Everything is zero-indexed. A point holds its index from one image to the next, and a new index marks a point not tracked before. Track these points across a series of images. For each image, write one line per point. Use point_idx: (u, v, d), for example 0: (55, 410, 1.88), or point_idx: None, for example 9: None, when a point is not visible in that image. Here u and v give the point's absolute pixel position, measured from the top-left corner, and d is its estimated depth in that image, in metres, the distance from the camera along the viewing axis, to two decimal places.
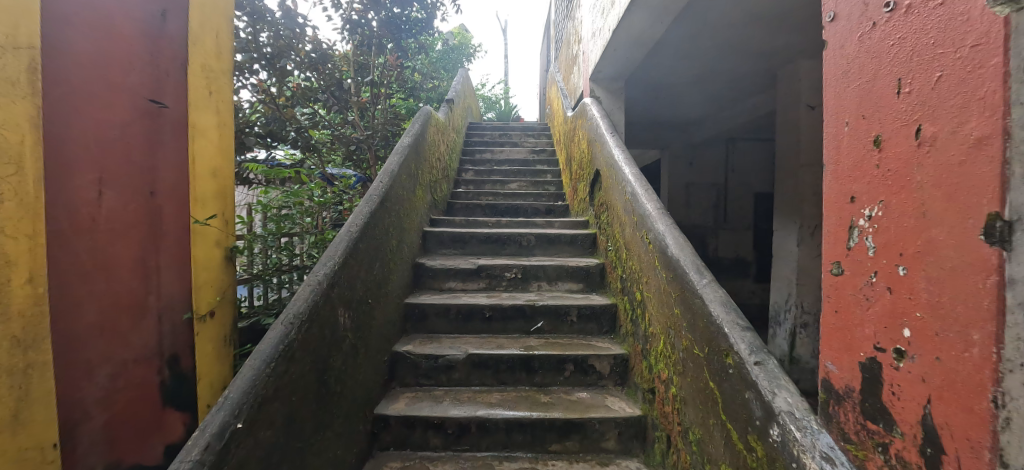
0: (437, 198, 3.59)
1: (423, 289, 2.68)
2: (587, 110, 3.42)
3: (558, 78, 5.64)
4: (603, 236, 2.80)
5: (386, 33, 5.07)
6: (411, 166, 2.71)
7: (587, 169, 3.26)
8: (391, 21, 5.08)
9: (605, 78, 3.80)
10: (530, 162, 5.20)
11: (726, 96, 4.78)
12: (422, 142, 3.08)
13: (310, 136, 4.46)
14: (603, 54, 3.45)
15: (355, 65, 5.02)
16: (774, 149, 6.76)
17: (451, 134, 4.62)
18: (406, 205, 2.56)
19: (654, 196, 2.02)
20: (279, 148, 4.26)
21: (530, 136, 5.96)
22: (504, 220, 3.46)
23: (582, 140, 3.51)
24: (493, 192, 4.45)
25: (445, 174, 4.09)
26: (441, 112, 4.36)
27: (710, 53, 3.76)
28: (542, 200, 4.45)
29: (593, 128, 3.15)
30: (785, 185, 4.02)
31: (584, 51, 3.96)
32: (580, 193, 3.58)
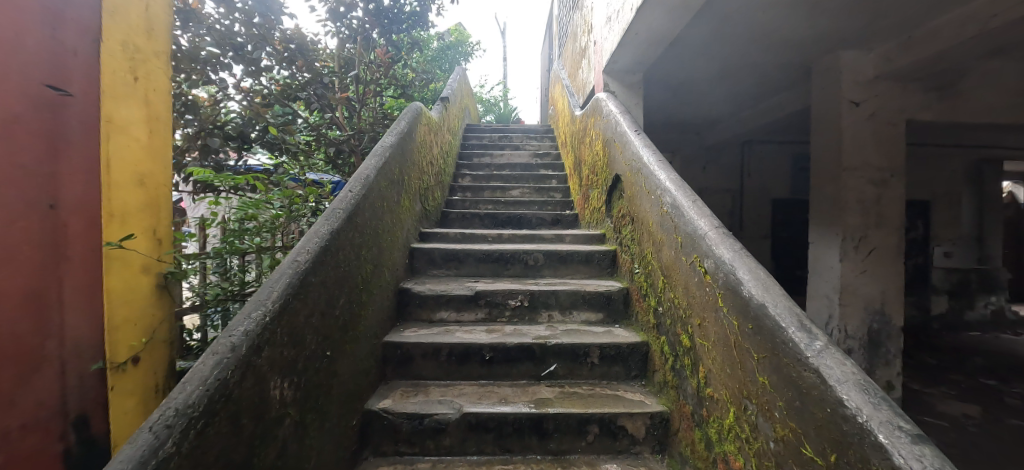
0: (428, 208, 3.11)
1: (408, 321, 2.19)
2: (603, 106, 2.94)
3: (564, 75, 5.17)
4: (627, 256, 2.31)
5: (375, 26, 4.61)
6: (394, 170, 2.22)
7: (604, 173, 2.79)
8: (380, 12, 4.62)
9: (619, 73, 3.30)
10: (533, 166, 4.73)
11: (750, 94, 4.34)
12: (410, 141, 2.59)
13: (287, 138, 3.98)
14: (617, 43, 2.98)
15: (341, 60, 4.55)
16: (794, 152, 6.30)
17: (447, 136, 4.14)
18: (387, 218, 2.07)
19: (705, 209, 1.53)
20: (251, 150, 3.78)
21: (533, 139, 5.49)
22: (506, 233, 2.98)
23: (596, 140, 3.03)
24: (492, 200, 3.98)
25: (439, 180, 3.61)
26: (435, 110, 3.86)
27: (740, 43, 3.32)
28: (547, 209, 3.99)
29: (611, 126, 2.67)
30: (823, 193, 3.55)
31: (595, 42, 3.47)
32: (593, 202, 3.10)
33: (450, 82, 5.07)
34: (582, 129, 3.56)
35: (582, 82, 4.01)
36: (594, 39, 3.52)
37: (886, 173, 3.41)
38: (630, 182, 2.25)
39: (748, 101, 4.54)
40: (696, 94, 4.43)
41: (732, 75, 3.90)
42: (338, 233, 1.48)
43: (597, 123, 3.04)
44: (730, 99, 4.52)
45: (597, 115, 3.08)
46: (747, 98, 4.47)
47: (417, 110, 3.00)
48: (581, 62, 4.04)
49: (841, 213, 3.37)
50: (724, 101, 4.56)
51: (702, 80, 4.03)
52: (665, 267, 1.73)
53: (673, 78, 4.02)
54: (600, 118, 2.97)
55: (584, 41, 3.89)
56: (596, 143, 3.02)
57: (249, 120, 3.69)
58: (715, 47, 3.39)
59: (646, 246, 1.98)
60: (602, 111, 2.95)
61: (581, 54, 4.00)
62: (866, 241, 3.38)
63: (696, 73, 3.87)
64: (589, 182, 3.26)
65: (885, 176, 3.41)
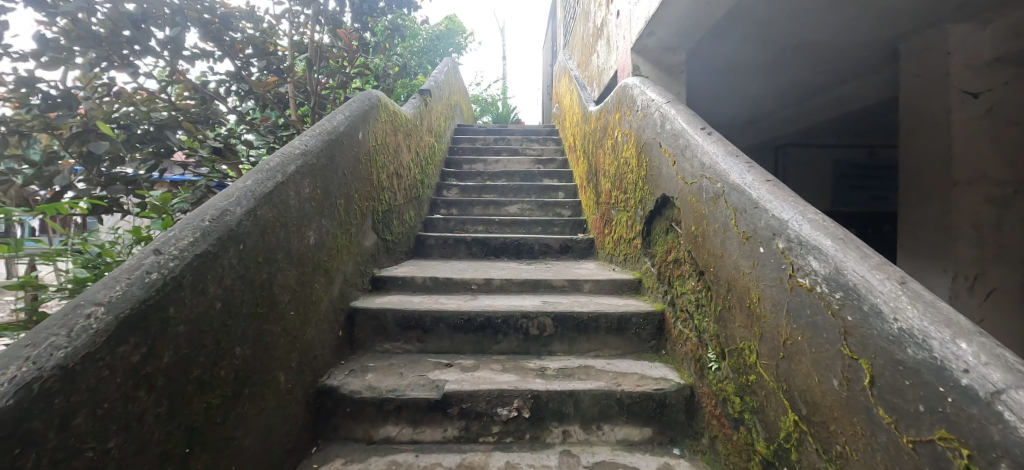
0: (391, 240, 2.23)
1: (329, 444, 1.32)
2: (636, 94, 2.06)
3: (573, 67, 4.28)
4: (688, 327, 1.45)
5: (342, 6, 3.72)
6: (310, 190, 1.34)
7: (639, 191, 1.92)
8: None
9: (654, 54, 2.33)
10: (535, 175, 3.86)
11: (807, 87, 3.45)
12: (352, 142, 1.70)
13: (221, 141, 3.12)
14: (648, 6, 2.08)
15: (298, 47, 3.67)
16: (838, 157, 5.39)
17: (426, 137, 3.27)
18: (287, 278, 1.19)
19: (942, 311, 0.67)
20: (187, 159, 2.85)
21: (534, 142, 4.61)
22: (496, 275, 2.10)
23: (624, 143, 2.17)
24: (483, 219, 3.11)
25: (413, 196, 2.75)
26: (410, 104, 2.97)
27: (816, 17, 2.43)
28: (553, 231, 3.11)
29: (649, 120, 1.80)
30: (922, 216, 2.67)
31: (619, 12, 2.54)
32: (619, 228, 2.25)
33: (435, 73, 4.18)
34: (600, 128, 2.68)
35: (597, 70, 3.11)
36: (616, 9, 2.58)
37: (1009, 189, 2.53)
38: (692, 211, 1.39)
39: (800, 98, 3.67)
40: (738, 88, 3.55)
41: (792, 60, 3.02)
42: (70, 374, 0.63)
43: (625, 119, 2.18)
44: (778, 95, 3.64)
45: (624, 106, 2.22)
46: (801, 94, 3.59)
47: (378, 96, 2.13)
48: (597, 44, 3.12)
49: (951, 243, 2.48)
50: (771, 98, 3.69)
51: (753, 68, 3.11)
52: (800, 398, 0.88)
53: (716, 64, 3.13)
54: (631, 109, 2.10)
55: (601, 16, 2.97)
56: (624, 145, 2.17)
57: (149, 119, 2.71)
58: (785, 18, 2.44)
59: (739, 331, 1.12)
60: (633, 99, 2.08)
61: (597, 34, 3.09)
62: (983, 281, 2.49)
63: (746, 57, 2.99)
64: (612, 199, 2.39)
65: (1008, 193, 2.52)
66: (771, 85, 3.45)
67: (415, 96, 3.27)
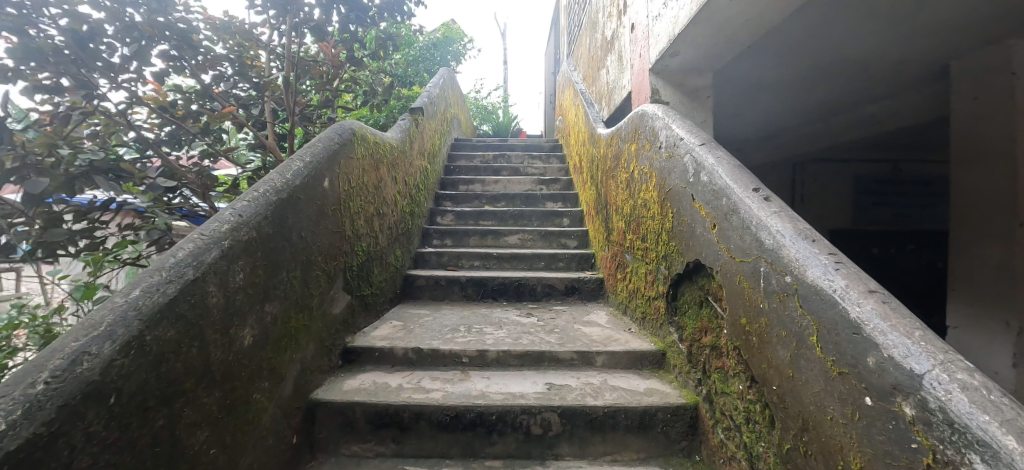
0: (370, 293, 1.92)
1: None
2: (657, 126, 1.74)
3: (578, 79, 3.96)
4: (732, 442, 1.14)
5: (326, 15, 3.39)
6: (244, 276, 1.02)
7: (663, 245, 1.60)
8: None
9: (676, 76, 1.99)
10: (537, 198, 3.54)
11: (838, 105, 3.12)
12: (314, 195, 1.38)
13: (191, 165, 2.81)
14: (670, 24, 1.75)
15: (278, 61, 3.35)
16: (861, 172, 5.05)
17: (417, 161, 2.97)
18: (200, 409, 0.88)
19: None
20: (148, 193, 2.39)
21: (536, 159, 4.30)
22: (491, 339, 1.78)
23: (643, 182, 1.85)
24: (480, 253, 2.80)
25: (399, 233, 2.44)
26: (398, 127, 2.66)
27: (861, 35, 2.10)
28: (557, 266, 2.79)
29: (677, 164, 1.48)
30: (980, 257, 2.35)
31: (634, 25, 2.20)
32: (635, 278, 1.94)
33: (429, 86, 3.87)
34: (612, 156, 2.36)
35: (606, 88, 2.79)
36: (630, 21, 2.25)
37: None
38: (741, 299, 1.08)
39: (828, 115, 3.34)
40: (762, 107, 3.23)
41: (824, 79, 2.69)
42: None
43: (643, 154, 1.86)
44: (803, 113, 3.31)
45: (642, 137, 1.90)
46: (830, 111, 3.26)
47: (354, 129, 1.81)
48: (606, 58, 2.79)
49: (1016, 292, 2.15)
50: (795, 116, 3.36)
51: (780, 86, 2.78)
52: None
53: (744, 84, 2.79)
54: (651, 143, 1.77)
55: (612, 28, 2.63)
56: (642, 183, 1.85)
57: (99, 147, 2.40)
58: (827, 35, 2.11)
59: None
60: (654, 131, 1.75)
61: (607, 47, 2.76)
62: None
63: (776, 76, 2.66)
64: (627, 242, 2.07)
65: None
66: (797, 104, 3.12)
67: (405, 116, 2.95)
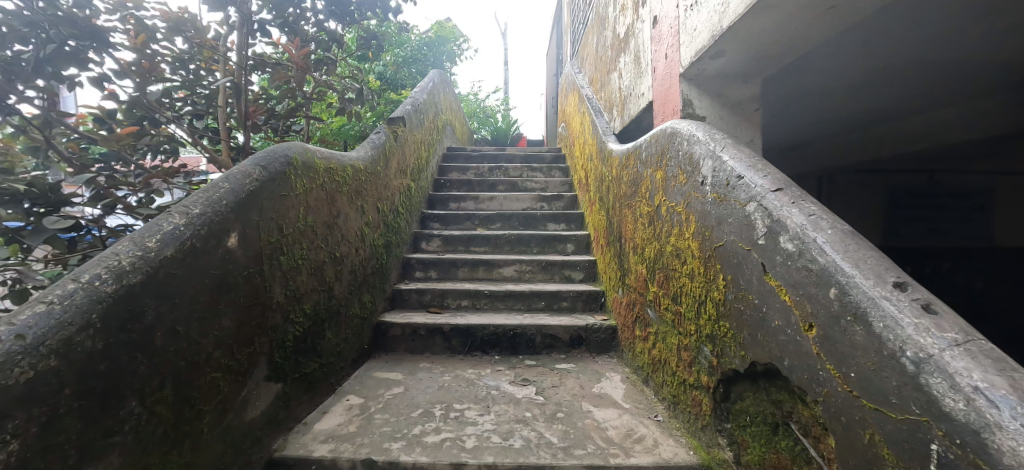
0: (319, 365, 1.48)
1: None
2: (692, 153, 1.29)
3: (584, 83, 3.51)
4: None
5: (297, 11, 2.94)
6: (13, 449, 0.59)
7: (709, 321, 1.15)
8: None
9: (714, 83, 1.53)
10: (538, 219, 3.09)
11: (891, 114, 2.67)
12: (203, 262, 0.94)
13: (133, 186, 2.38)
14: (712, 16, 1.29)
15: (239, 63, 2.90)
16: (893, 184, 4.58)
17: (396, 181, 2.53)
18: None
19: None
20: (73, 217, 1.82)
21: (535, 170, 3.84)
22: (473, 434, 1.33)
23: (673, 223, 1.41)
24: (469, 291, 2.35)
25: (367, 275, 2.00)
26: (370, 142, 2.22)
27: (953, 35, 1.63)
28: (561, 307, 2.35)
29: (734, 213, 1.04)
30: None
31: (657, 18, 1.75)
32: (663, 346, 1.50)
33: (416, 91, 3.43)
34: (629, 181, 1.92)
35: (618, 95, 2.34)
36: (653, 14, 1.79)
37: None
38: None
39: (877, 124, 2.88)
40: (801, 118, 2.78)
41: (880, 88, 2.25)
42: None
43: (673, 186, 1.42)
44: (846, 123, 2.86)
45: (670, 163, 1.45)
46: (879, 120, 2.80)
47: (293, 154, 1.36)
48: (618, 60, 2.34)
49: None
50: (836, 126, 2.91)
51: (828, 95, 2.32)
52: None
53: (793, 94, 2.32)
54: (685, 174, 1.33)
55: (627, 24, 2.18)
56: (673, 225, 1.41)
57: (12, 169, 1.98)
58: (911, 33, 1.63)
59: None
60: (688, 157, 1.31)
61: (620, 47, 2.30)
62: None
63: (828, 85, 2.20)
64: (650, 295, 1.63)
65: None
66: (842, 114, 2.67)
67: (383, 127, 2.51)
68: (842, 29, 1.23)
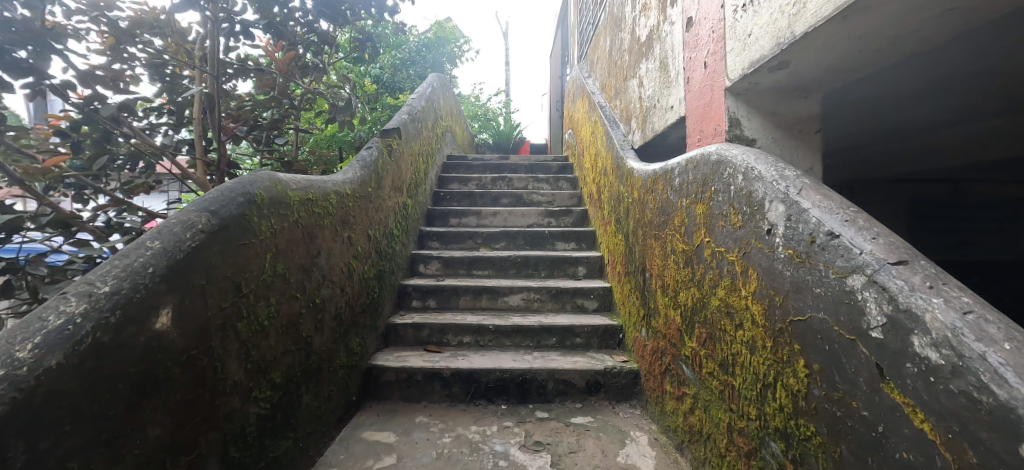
0: (293, 440, 1.24)
1: None
2: (748, 192, 1.04)
3: (595, 88, 3.24)
4: None
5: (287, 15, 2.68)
6: None
7: (781, 412, 0.91)
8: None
9: (765, 99, 1.27)
10: (546, 237, 2.84)
11: (957, 135, 2.36)
12: (112, 362, 0.69)
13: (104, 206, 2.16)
14: (774, 19, 1.03)
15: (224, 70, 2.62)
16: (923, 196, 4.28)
17: (391, 201, 2.28)
18: None
19: None
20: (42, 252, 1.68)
21: (542, 181, 3.59)
22: None
23: (721, 274, 1.16)
24: (472, 327, 2.10)
25: (356, 315, 1.74)
26: (360, 159, 1.97)
27: None
28: (574, 344, 2.10)
29: (824, 285, 0.79)
30: None
31: (691, 20, 1.49)
32: (705, 417, 1.26)
33: (414, 97, 3.18)
34: (655, 208, 1.66)
35: (639, 105, 2.08)
36: (686, 15, 1.53)
37: None
38: None
39: (938, 144, 2.56)
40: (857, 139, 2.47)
41: (956, 112, 1.95)
42: None
43: (721, 228, 1.16)
44: (884, 141, 2.60)
45: (715, 198, 1.20)
46: (942, 140, 2.49)
47: (256, 190, 1.09)
48: (639, 66, 2.08)
49: None
50: (871, 145, 2.65)
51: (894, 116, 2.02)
52: None
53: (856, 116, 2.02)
54: (740, 215, 1.07)
55: (650, 26, 1.91)
56: (720, 274, 1.16)
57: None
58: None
59: None
60: (745, 196, 1.05)
61: (642, 51, 2.04)
62: None
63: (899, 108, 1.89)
64: (686, 349, 1.38)
65: None
66: (904, 133, 2.36)
67: (376, 140, 2.25)
68: (948, 38, 0.96)
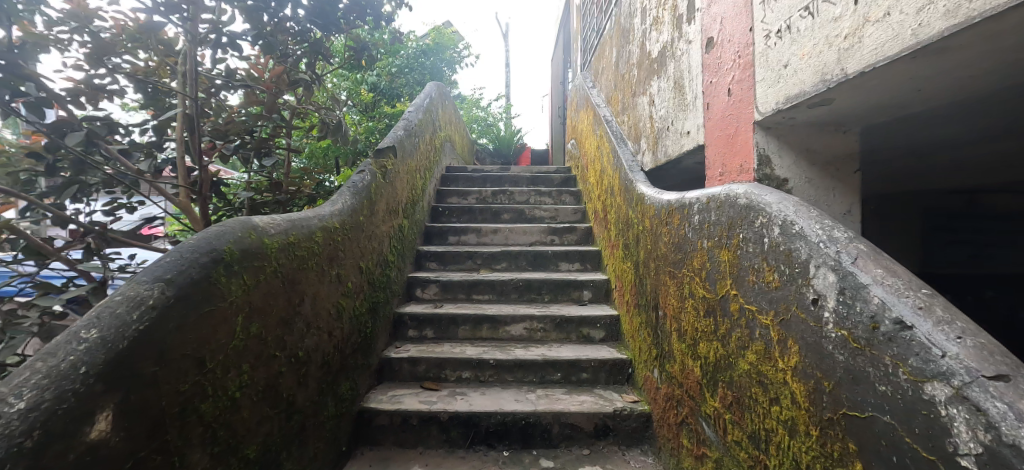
0: None
1: None
2: (784, 249, 0.91)
3: (600, 99, 3.10)
4: None
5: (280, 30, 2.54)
6: None
7: None
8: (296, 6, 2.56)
9: (798, 133, 1.13)
10: (549, 258, 2.71)
11: (1001, 159, 2.19)
12: None
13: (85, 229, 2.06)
14: (817, 52, 0.89)
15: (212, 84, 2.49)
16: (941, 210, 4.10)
17: (386, 225, 2.15)
18: None
19: None
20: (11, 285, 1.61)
21: (544, 195, 3.45)
22: None
23: (751, 335, 1.02)
24: (471, 361, 1.98)
25: (347, 356, 1.62)
26: (351, 184, 1.83)
27: None
28: (580, 379, 1.97)
29: (895, 387, 0.65)
30: None
31: (711, 41, 1.35)
32: None
33: (410, 110, 3.04)
34: (669, 243, 1.53)
35: (650, 125, 1.94)
36: (705, 34, 1.39)
37: None
38: None
39: (985, 169, 2.38)
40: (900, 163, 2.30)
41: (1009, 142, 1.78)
42: None
43: (751, 283, 1.02)
44: (918, 166, 2.44)
45: (744, 247, 1.06)
46: (983, 163, 2.32)
47: (224, 244, 0.96)
48: (650, 83, 1.94)
49: None
50: (895, 170, 2.51)
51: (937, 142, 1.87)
52: None
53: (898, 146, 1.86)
54: (775, 275, 0.94)
55: (663, 42, 1.78)
56: (751, 336, 1.02)
57: None
58: None
59: None
60: (783, 254, 0.91)
61: (653, 68, 1.90)
62: None
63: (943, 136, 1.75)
64: (707, 407, 1.25)
65: None
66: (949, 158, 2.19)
67: (369, 160, 2.12)
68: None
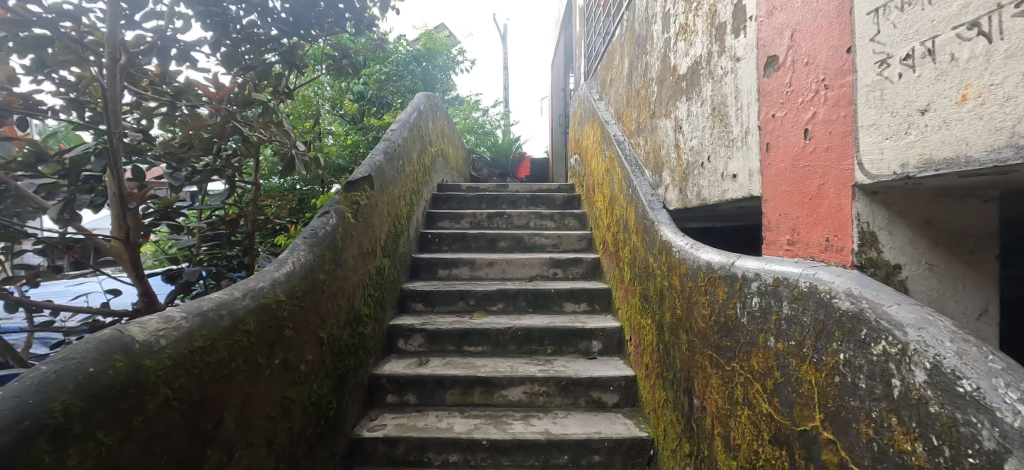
0: None
1: None
2: (943, 416, 0.56)
3: (608, 114, 2.76)
4: None
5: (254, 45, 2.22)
6: None
7: None
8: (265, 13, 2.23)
9: (916, 200, 0.79)
10: (552, 298, 2.36)
11: None
12: None
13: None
14: (994, 98, 0.55)
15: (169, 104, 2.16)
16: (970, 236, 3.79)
17: (359, 272, 1.81)
18: None
19: None
20: None
21: (544, 218, 3.09)
22: None
23: None
24: (460, 442, 1.63)
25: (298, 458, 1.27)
26: (310, 231, 1.49)
27: None
28: (592, 463, 1.62)
29: None
30: None
31: (774, 61, 1.01)
32: None
33: (396, 127, 2.70)
34: (710, 319, 1.18)
35: (676, 155, 1.60)
36: (763, 51, 1.05)
37: None
38: None
39: None
40: None
41: None
42: None
43: (867, 438, 0.68)
44: None
45: (848, 377, 0.72)
46: None
47: (51, 403, 0.61)
48: (677, 105, 1.60)
49: None
50: None
51: None
52: None
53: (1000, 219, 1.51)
54: (919, 446, 0.60)
55: (694, 56, 1.43)
56: None
57: None
58: None
59: None
60: (938, 422, 0.57)
61: (680, 87, 1.56)
62: None
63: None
64: None
65: None
66: None
67: (338, 195, 1.77)
68: None
